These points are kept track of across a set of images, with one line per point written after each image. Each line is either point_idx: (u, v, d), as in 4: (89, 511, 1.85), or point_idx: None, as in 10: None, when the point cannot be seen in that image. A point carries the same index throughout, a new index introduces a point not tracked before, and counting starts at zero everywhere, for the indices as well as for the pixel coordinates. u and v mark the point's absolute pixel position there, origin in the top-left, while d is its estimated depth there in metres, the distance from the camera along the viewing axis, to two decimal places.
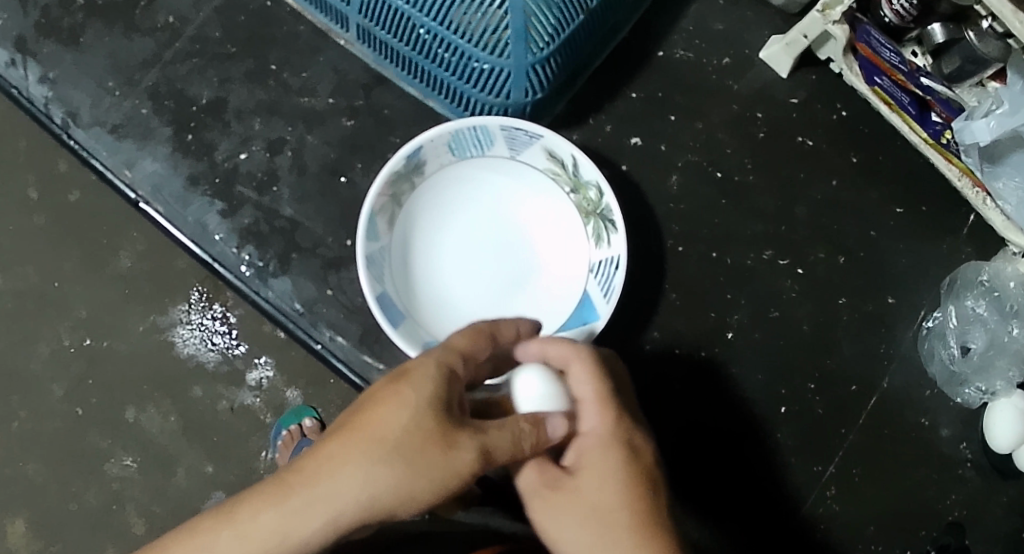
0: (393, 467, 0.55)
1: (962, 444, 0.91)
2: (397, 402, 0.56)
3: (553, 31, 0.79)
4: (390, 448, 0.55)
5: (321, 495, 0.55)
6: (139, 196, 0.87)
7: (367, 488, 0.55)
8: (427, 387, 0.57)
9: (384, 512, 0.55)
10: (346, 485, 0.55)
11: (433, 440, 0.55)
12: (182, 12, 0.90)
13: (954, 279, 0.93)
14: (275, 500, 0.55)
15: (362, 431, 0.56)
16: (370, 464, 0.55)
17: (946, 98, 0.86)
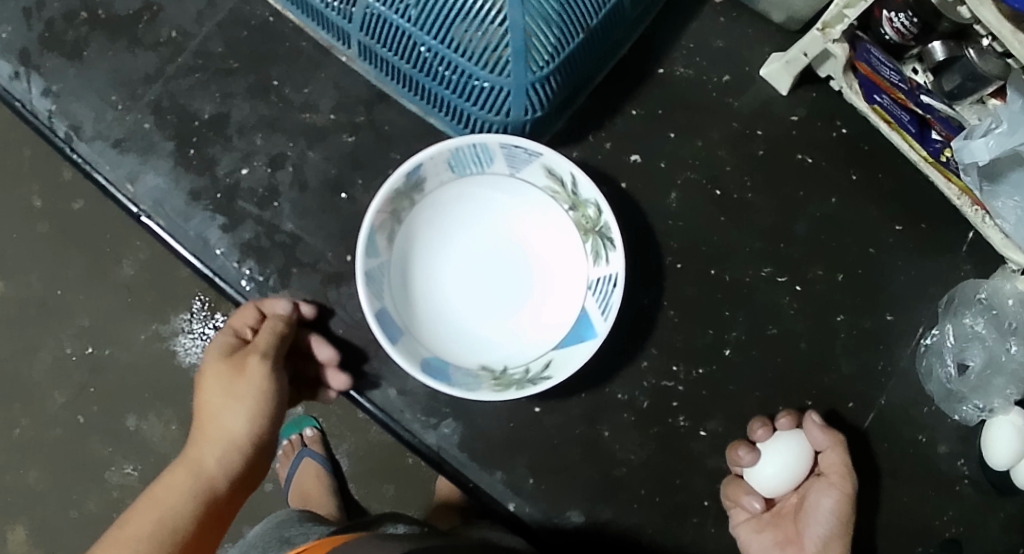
0: (239, 394, 0.74)
1: (958, 461, 0.91)
2: (218, 366, 0.77)
3: (553, 50, 0.79)
4: (228, 382, 0.75)
5: (214, 437, 0.74)
6: (141, 210, 0.87)
7: (238, 413, 0.74)
8: (221, 352, 0.78)
9: (247, 429, 0.74)
10: (207, 426, 0.74)
11: (235, 366, 0.76)
12: (185, 27, 0.90)
13: (952, 296, 0.94)
14: (181, 468, 0.73)
15: (208, 396, 0.75)
16: (230, 401, 0.74)
17: (945, 116, 0.86)
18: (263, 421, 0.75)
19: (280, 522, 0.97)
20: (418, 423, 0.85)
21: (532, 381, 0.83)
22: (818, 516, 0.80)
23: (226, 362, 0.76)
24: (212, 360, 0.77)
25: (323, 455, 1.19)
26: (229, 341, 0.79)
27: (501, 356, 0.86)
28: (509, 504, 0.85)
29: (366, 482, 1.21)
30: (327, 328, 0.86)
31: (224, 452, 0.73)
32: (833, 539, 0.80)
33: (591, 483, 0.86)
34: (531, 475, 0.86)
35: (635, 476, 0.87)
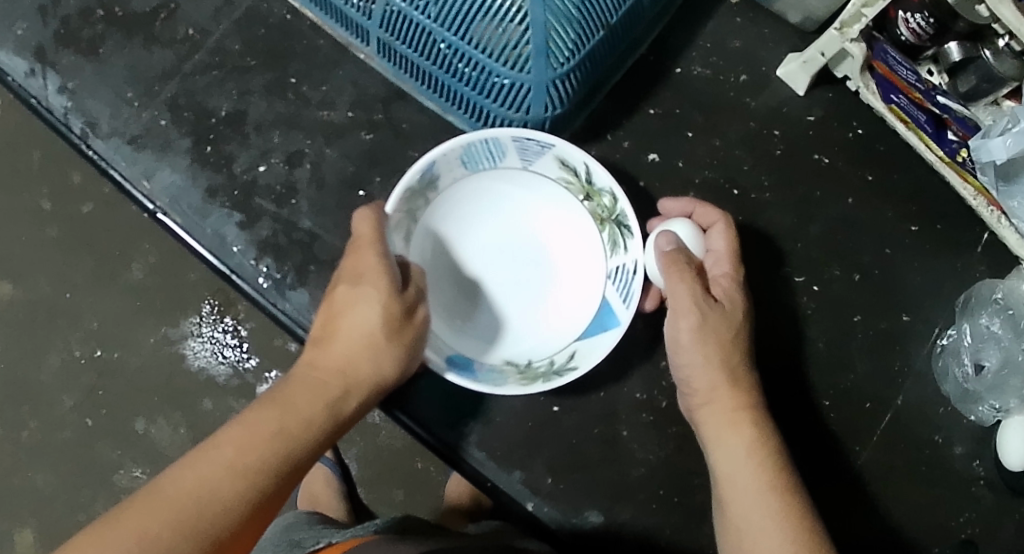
0: (391, 345, 0.72)
1: (975, 462, 0.91)
2: (346, 295, 0.72)
3: (573, 47, 0.79)
4: (348, 321, 0.71)
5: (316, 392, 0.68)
6: (157, 207, 0.87)
7: (365, 355, 0.71)
8: (344, 278, 0.72)
9: (378, 379, 0.71)
10: (319, 358, 0.70)
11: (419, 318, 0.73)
12: (202, 24, 0.90)
13: (968, 297, 0.94)
14: (277, 403, 0.67)
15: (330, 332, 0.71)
16: (353, 337, 0.71)
17: (960, 117, 0.86)
18: (383, 364, 0.71)
19: (290, 525, 0.97)
20: (436, 421, 0.85)
21: (558, 372, 0.82)
22: (686, 374, 0.77)
23: (391, 309, 0.71)
24: (374, 305, 0.71)
25: (333, 460, 1.16)
26: (360, 276, 0.71)
27: (526, 350, 0.86)
28: (527, 503, 0.85)
29: (375, 486, 1.20)
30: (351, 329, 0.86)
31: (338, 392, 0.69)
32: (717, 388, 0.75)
33: (609, 483, 0.86)
34: (549, 474, 0.85)
35: (653, 477, 0.86)
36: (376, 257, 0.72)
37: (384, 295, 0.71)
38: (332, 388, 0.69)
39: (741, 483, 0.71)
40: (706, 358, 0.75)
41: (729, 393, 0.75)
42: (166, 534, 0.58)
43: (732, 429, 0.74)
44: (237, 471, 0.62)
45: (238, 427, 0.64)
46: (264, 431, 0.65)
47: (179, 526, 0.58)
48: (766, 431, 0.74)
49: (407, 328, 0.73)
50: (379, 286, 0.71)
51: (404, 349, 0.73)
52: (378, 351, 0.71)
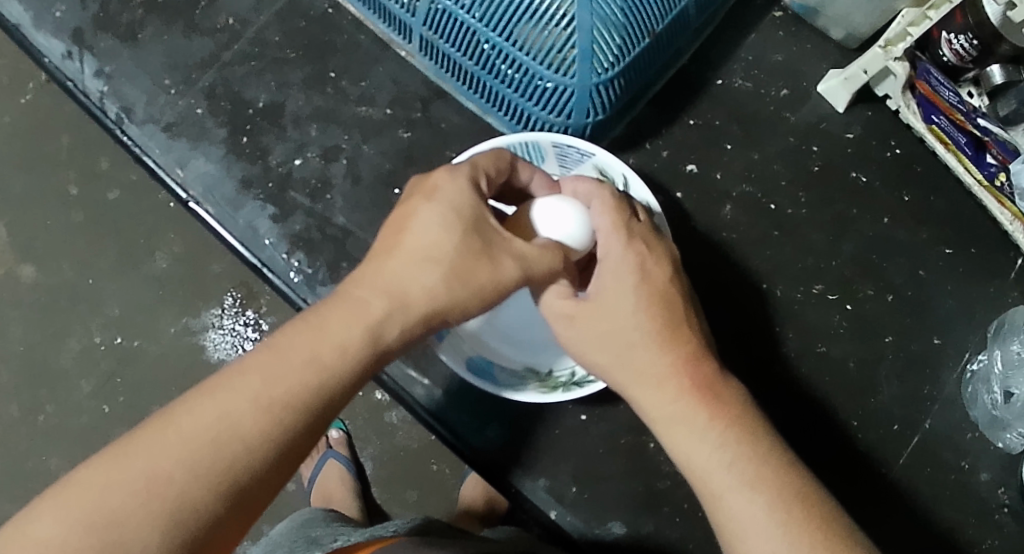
0: (462, 281, 0.61)
1: (999, 489, 0.88)
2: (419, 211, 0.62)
3: (618, 53, 0.78)
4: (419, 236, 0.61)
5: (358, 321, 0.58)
6: (190, 195, 0.86)
7: (430, 283, 0.60)
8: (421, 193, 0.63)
9: (436, 314, 0.61)
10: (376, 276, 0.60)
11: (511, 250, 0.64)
12: (242, 14, 0.89)
13: (1001, 323, 0.91)
14: (309, 327, 0.58)
15: (404, 248, 0.61)
16: (423, 259, 0.61)
17: (1003, 139, 0.86)
18: (466, 299, 0.62)
19: (307, 521, 0.96)
20: (462, 425, 0.85)
21: (578, 383, 0.80)
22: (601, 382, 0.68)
23: (473, 230, 0.62)
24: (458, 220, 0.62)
25: (348, 457, 1.17)
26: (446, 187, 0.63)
27: (549, 357, 0.82)
28: (551, 512, 0.84)
29: (390, 486, 1.19)
30: None
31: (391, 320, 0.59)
32: (636, 379, 0.65)
33: (632, 494, 0.84)
34: (574, 483, 0.84)
35: (678, 490, 0.85)
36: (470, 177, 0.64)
37: (469, 216, 0.62)
38: (385, 312, 0.59)
39: (718, 478, 0.61)
40: (603, 352, 0.66)
41: (638, 390, 0.65)
42: (253, 410, 0.54)
43: (688, 427, 0.63)
44: (326, 354, 0.57)
45: (320, 319, 0.58)
46: (338, 329, 0.58)
47: (227, 446, 0.53)
48: (699, 416, 0.63)
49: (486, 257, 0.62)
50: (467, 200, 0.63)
51: (479, 289, 0.62)
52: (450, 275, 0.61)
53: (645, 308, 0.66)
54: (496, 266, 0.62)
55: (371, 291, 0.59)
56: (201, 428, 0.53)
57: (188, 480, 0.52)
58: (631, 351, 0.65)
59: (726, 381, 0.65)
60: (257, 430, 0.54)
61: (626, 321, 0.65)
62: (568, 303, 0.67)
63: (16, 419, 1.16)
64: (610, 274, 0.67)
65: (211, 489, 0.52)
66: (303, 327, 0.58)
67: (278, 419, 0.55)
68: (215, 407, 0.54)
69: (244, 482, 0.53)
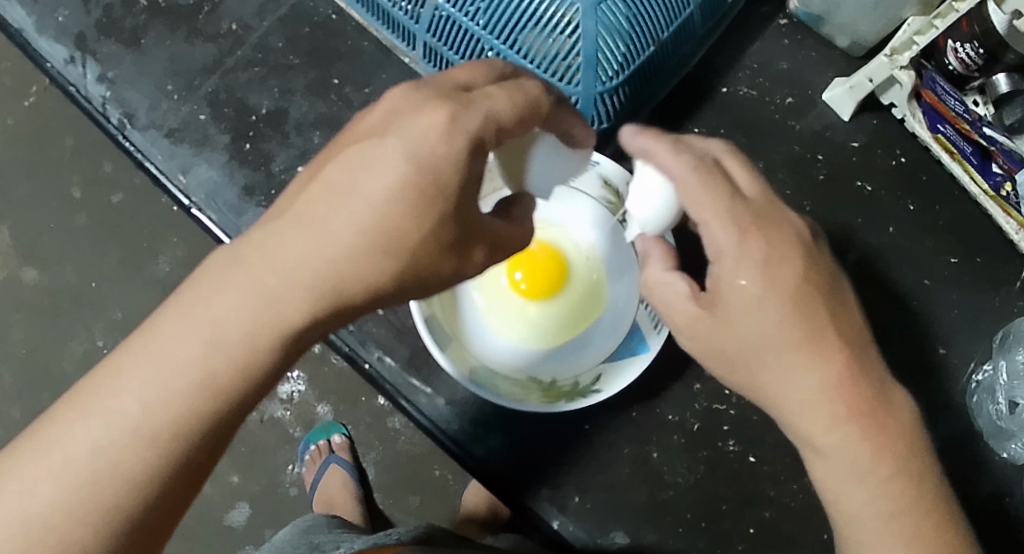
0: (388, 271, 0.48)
1: (1005, 499, 0.87)
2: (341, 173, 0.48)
3: (623, 60, 0.78)
4: (341, 202, 0.47)
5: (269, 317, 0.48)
6: (192, 202, 0.85)
7: (351, 270, 0.48)
8: (357, 138, 0.48)
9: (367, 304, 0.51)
10: (288, 253, 0.48)
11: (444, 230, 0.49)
12: (246, 20, 0.89)
13: (1006, 333, 0.91)
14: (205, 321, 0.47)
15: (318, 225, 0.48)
16: (339, 244, 0.47)
17: (1008, 149, 0.84)
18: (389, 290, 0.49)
19: (308, 527, 0.96)
20: (465, 435, 0.84)
21: (583, 394, 0.79)
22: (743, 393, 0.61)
23: (414, 200, 0.47)
24: (392, 179, 0.47)
25: (350, 462, 1.16)
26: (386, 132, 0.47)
27: (551, 367, 0.82)
28: (552, 522, 0.84)
29: (392, 492, 1.18)
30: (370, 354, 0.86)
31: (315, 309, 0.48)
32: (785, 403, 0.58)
33: (635, 504, 0.84)
34: (577, 493, 0.84)
35: (681, 500, 0.84)
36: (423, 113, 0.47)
37: (397, 184, 0.47)
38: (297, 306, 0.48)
39: (863, 502, 0.57)
40: (750, 368, 0.58)
41: (791, 414, 0.58)
42: (137, 424, 0.47)
43: (850, 457, 0.57)
44: (237, 352, 0.48)
45: (212, 309, 0.47)
46: (246, 322, 0.47)
47: (114, 475, 0.46)
48: (860, 449, 0.57)
49: (420, 230, 0.48)
50: (410, 150, 0.47)
51: (410, 280, 0.50)
52: (372, 256, 0.48)
53: (797, 323, 0.56)
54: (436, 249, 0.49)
55: (279, 277, 0.47)
56: (85, 455, 0.46)
57: (66, 519, 0.46)
58: (767, 366, 0.58)
59: (885, 391, 0.58)
60: (142, 461, 0.47)
61: (779, 340, 0.57)
62: (693, 307, 0.61)
63: (17, 422, 1.16)
64: (754, 281, 0.57)
65: (97, 526, 0.46)
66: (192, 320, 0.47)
67: (169, 443, 0.47)
68: (98, 422, 0.47)
69: (135, 514, 0.47)
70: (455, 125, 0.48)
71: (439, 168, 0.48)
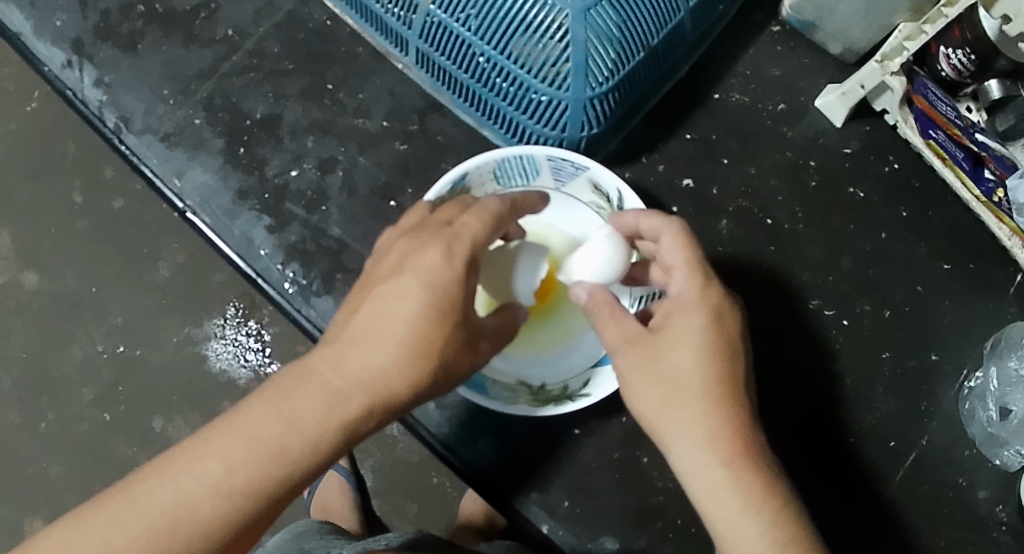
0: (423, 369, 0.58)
1: (997, 506, 0.87)
2: (388, 291, 0.58)
3: (613, 67, 0.78)
4: (385, 324, 0.57)
5: (324, 402, 0.56)
6: (187, 205, 0.87)
7: (387, 369, 0.57)
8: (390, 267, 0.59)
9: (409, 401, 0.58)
10: (338, 359, 0.56)
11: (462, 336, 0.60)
12: (242, 26, 0.90)
13: (997, 340, 0.91)
14: (268, 402, 0.55)
15: (366, 323, 0.57)
16: (379, 344, 0.57)
17: (1000, 154, 0.85)
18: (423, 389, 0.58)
19: (301, 533, 0.95)
20: (455, 437, 0.85)
21: (571, 397, 0.80)
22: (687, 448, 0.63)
23: (444, 311, 0.58)
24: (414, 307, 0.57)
25: (349, 470, 1.15)
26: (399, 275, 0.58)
27: (541, 372, 0.83)
28: (542, 526, 0.84)
29: (390, 498, 1.18)
30: None
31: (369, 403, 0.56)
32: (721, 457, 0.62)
33: (626, 510, 0.84)
34: (567, 497, 0.84)
35: (672, 506, 0.84)
36: (429, 249, 0.59)
37: (427, 303, 0.57)
38: (355, 400, 0.56)
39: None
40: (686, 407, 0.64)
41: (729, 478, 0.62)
42: (213, 482, 0.54)
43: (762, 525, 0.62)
44: (297, 432, 0.55)
45: (279, 393, 0.56)
46: (301, 412, 0.55)
47: (181, 522, 0.53)
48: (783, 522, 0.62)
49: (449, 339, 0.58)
50: (429, 284, 0.58)
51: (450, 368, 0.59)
52: (409, 364, 0.57)
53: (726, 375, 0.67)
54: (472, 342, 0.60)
55: (338, 377, 0.56)
56: (161, 504, 0.53)
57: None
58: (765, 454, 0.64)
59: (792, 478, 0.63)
60: (213, 515, 0.53)
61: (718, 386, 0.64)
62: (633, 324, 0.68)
63: (16, 426, 1.16)
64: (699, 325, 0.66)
65: None
66: (266, 400, 0.55)
67: (238, 503, 0.54)
68: (173, 487, 0.53)
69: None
70: (468, 271, 0.60)
71: (453, 289, 0.58)
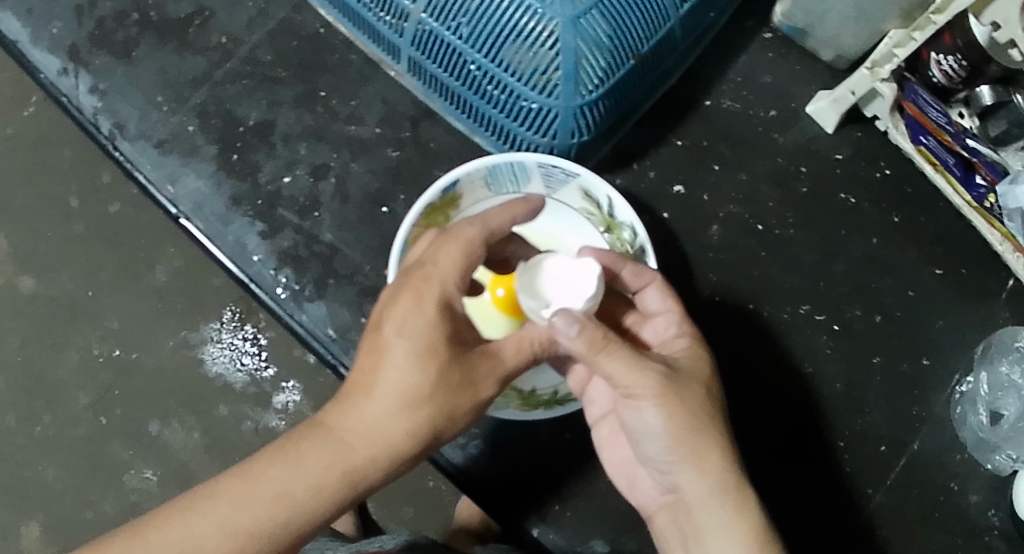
0: (431, 423, 0.59)
1: (989, 511, 0.87)
2: (391, 344, 0.59)
3: (603, 75, 0.79)
4: (387, 380, 0.59)
5: (332, 458, 0.57)
6: (180, 211, 0.87)
7: (393, 424, 0.58)
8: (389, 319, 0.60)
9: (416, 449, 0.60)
10: (343, 419, 0.58)
11: (466, 386, 0.61)
12: (235, 34, 0.91)
13: (988, 345, 0.91)
14: (279, 463, 0.57)
15: (373, 383, 0.59)
16: (384, 402, 0.58)
17: (992, 160, 0.84)
18: (432, 439, 0.60)
19: None
20: (446, 441, 0.85)
21: (561, 401, 0.80)
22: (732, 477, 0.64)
23: (446, 363, 0.59)
24: (418, 369, 0.58)
25: None
26: (398, 330, 0.59)
27: (531, 377, 0.83)
28: (533, 529, 0.84)
29: (386, 502, 1.19)
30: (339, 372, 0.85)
31: (389, 456, 0.59)
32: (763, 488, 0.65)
33: (618, 515, 0.84)
34: (557, 501, 0.84)
35: None
36: (412, 307, 0.60)
37: (427, 358, 0.59)
38: (360, 454, 0.58)
39: None
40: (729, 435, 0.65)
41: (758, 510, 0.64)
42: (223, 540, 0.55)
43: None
44: (312, 490, 0.57)
45: (289, 455, 0.57)
46: (311, 473, 0.57)
47: None
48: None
49: (455, 393, 0.60)
50: (430, 340, 0.59)
51: (458, 417, 0.60)
52: (416, 418, 0.59)
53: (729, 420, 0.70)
54: (476, 391, 0.61)
55: (348, 435, 0.58)
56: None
57: None
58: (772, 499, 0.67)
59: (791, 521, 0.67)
60: None
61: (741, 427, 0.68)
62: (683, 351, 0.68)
63: (12, 430, 1.17)
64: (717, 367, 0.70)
65: None
66: (275, 461, 0.57)
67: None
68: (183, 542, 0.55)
69: None
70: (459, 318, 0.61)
71: (447, 342, 0.60)
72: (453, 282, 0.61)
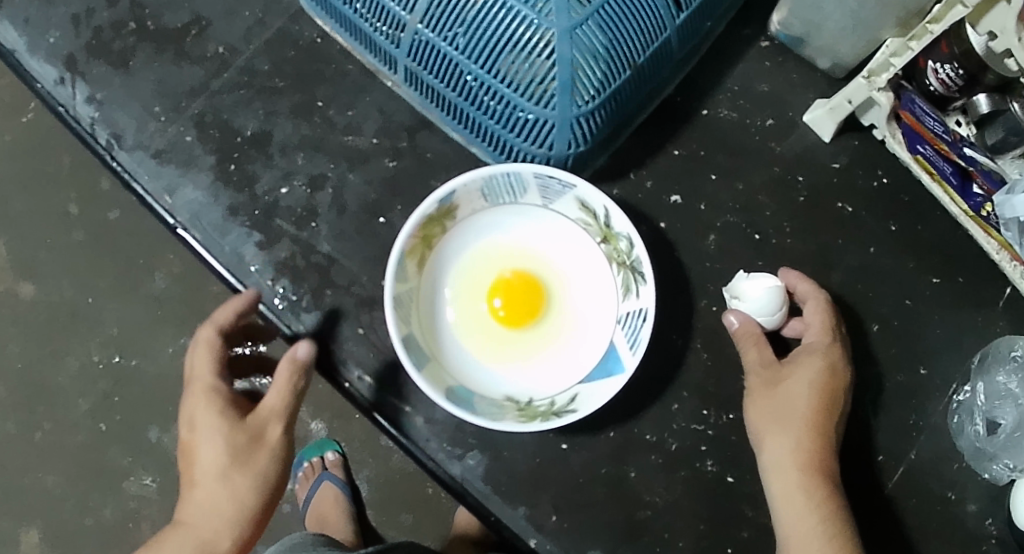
0: (231, 501, 0.72)
1: (987, 520, 0.87)
2: (189, 443, 0.74)
3: (599, 85, 0.79)
4: (195, 472, 0.73)
5: (205, 529, 0.71)
6: (177, 222, 0.87)
7: (216, 503, 0.72)
8: (188, 418, 0.74)
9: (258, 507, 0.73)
10: (207, 506, 0.72)
11: (243, 458, 0.73)
12: (232, 43, 0.91)
13: (985, 354, 0.91)
14: (175, 531, 0.71)
15: (193, 469, 0.73)
16: (196, 492, 0.72)
17: (988, 169, 0.84)
18: (245, 517, 0.72)
19: (296, 545, 0.96)
20: (444, 453, 0.85)
21: (557, 413, 0.80)
22: (806, 458, 0.78)
23: (236, 432, 0.73)
24: (213, 443, 0.72)
25: (343, 480, 1.14)
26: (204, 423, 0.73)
27: (528, 387, 0.83)
28: (529, 540, 0.84)
29: (386, 509, 1.17)
30: (336, 381, 0.85)
31: (232, 525, 0.72)
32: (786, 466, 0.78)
33: (616, 525, 0.85)
34: (554, 512, 0.85)
35: (659, 520, 0.85)
36: (200, 405, 0.74)
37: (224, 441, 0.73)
38: (217, 534, 0.71)
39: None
40: (810, 425, 0.79)
41: (809, 483, 0.77)
42: None
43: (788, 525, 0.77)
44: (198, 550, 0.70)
45: (174, 531, 0.71)
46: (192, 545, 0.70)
47: None
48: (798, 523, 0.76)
49: (242, 478, 0.72)
50: (195, 424, 0.74)
51: (259, 484, 0.73)
52: (231, 511, 0.72)
53: (823, 417, 0.80)
54: (270, 457, 0.74)
55: (201, 515, 0.71)
56: None
57: None
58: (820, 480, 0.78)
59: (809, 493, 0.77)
60: None
61: (817, 421, 0.79)
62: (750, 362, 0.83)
63: (13, 436, 1.17)
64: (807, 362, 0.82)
65: None
66: (174, 533, 0.71)
67: None
68: None
69: None
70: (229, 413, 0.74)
71: (232, 410, 0.74)
72: (205, 371, 0.75)
